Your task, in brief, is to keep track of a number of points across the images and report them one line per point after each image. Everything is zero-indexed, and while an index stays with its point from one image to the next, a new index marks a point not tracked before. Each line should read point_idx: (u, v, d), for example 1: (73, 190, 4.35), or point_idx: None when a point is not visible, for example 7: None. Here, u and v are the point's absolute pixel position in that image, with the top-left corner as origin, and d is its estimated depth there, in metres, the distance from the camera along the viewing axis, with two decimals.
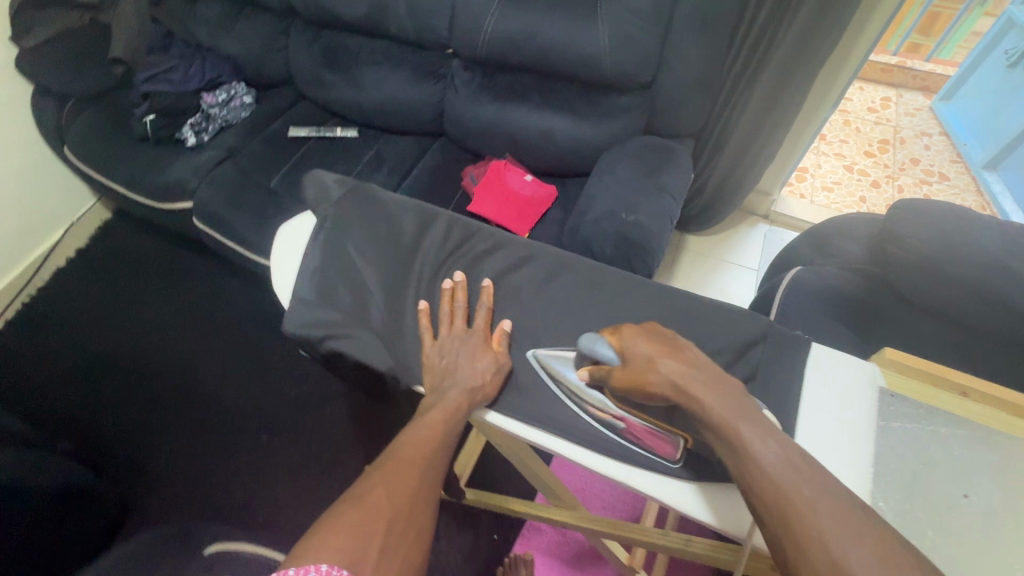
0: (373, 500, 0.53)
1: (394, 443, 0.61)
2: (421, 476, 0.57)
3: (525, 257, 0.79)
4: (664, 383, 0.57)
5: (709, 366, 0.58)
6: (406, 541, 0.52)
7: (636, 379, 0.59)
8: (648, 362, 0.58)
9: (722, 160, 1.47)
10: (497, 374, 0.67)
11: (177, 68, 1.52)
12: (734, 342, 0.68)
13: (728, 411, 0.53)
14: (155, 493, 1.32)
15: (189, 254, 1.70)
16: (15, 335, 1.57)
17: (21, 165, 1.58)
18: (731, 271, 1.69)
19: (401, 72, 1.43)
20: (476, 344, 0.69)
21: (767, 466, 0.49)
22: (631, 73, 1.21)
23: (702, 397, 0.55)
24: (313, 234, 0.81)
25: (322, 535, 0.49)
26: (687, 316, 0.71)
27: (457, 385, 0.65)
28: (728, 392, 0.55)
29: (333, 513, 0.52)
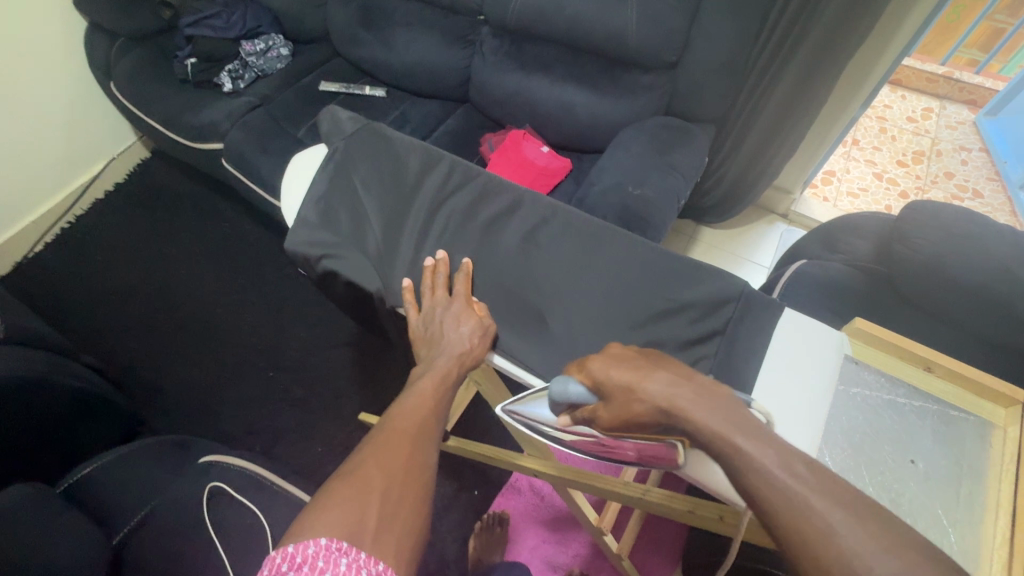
0: (367, 471, 0.50)
1: (382, 422, 0.58)
2: (415, 443, 0.55)
3: (517, 202, 0.81)
4: (654, 411, 0.50)
5: (685, 377, 0.50)
6: (406, 506, 0.49)
7: (624, 416, 0.52)
8: (629, 396, 0.51)
9: (743, 150, 1.46)
10: (481, 336, 0.69)
11: (219, 15, 1.56)
12: (711, 297, 0.71)
13: (711, 418, 0.46)
14: (166, 413, 1.40)
15: (217, 198, 1.78)
16: (51, 255, 1.67)
17: (71, 96, 1.68)
18: (741, 266, 1.68)
19: (432, 35, 1.46)
20: (459, 309, 0.71)
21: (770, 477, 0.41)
22: (655, 52, 1.21)
23: (692, 414, 0.47)
24: (325, 162, 0.86)
25: (317, 512, 0.46)
26: (667, 271, 0.73)
27: (444, 352, 0.66)
28: (716, 405, 0.47)
29: (326, 491, 0.48)
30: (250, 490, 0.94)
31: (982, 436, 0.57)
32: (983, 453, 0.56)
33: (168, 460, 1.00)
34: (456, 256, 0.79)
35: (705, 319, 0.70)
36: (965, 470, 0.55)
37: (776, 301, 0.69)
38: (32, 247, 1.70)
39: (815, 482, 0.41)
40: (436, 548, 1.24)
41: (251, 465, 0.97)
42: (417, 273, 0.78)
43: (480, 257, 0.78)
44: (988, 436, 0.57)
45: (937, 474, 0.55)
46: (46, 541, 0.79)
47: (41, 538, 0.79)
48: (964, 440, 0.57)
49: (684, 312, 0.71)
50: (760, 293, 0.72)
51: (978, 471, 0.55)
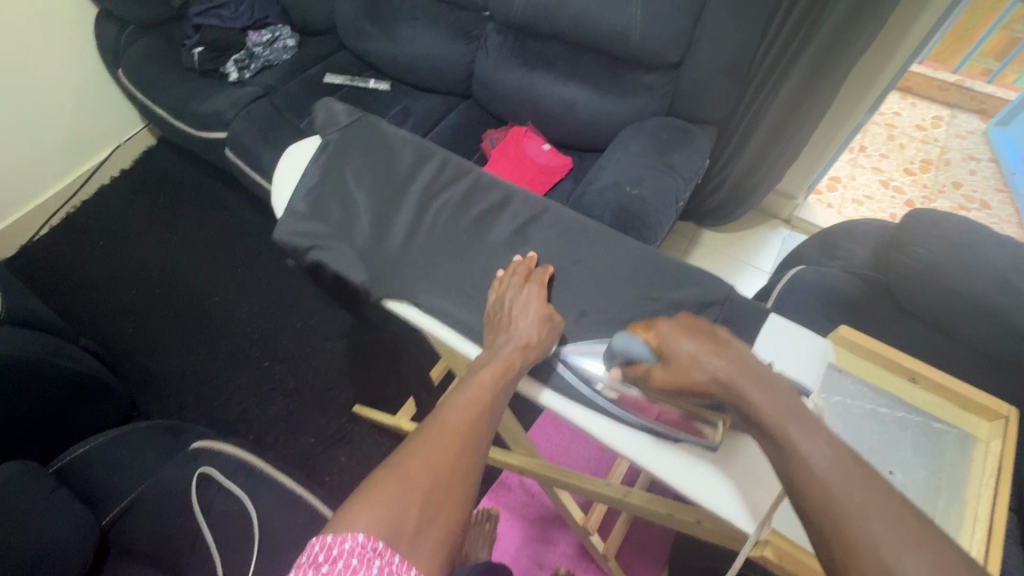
0: (411, 472, 0.51)
1: (436, 413, 0.58)
2: (467, 442, 0.55)
3: (507, 198, 0.81)
4: (713, 383, 0.52)
5: (755, 361, 0.52)
6: (446, 512, 0.51)
7: (681, 381, 0.53)
8: (693, 364, 0.53)
9: (746, 153, 1.45)
10: (547, 330, 0.66)
11: (228, 5, 1.60)
12: (694, 298, 0.71)
13: (769, 405, 0.48)
14: (161, 399, 1.41)
15: (221, 187, 1.79)
16: (55, 239, 1.69)
17: (80, 81, 1.70)
18: (742, 270, 1.67)
19: (437, 30, 1.46)
20: (531, 297, 0.67)
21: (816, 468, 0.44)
22: (658, 51, 1.20)
23: (751, 396, 0.49)
24: (317, 153, 0.86)
25: (361, 505, 0.49)
26: (654, 271, 0.73)
27: (510, 344, 0.63)
28: (779, 392, 0.49)
29: (369, 485, 0.50)
30: (239, 476, 0.95)
31: (964, 449, 0.57)
32: (964, 465, 0.56)
33: (160, 443, 1.02)
34: (447, 247, 0.77)
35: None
36: (942, 483, 0.55)
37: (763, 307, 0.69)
38: (38, 230, 1.72)
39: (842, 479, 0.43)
40: None
41: (243, 452, 0.98)
42: (402, 262, 0.76)
43: (469, 251, 0.77)
44: (971, 448, 0.57)
45: (914, 486, 0.55)
46: (37, 519, 0.81)
47: (30, 514, 0.81)
48: (944, 452, 0.57)
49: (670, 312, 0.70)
50: (745, 298, 0.71)
51: (957, 484, 0.55)
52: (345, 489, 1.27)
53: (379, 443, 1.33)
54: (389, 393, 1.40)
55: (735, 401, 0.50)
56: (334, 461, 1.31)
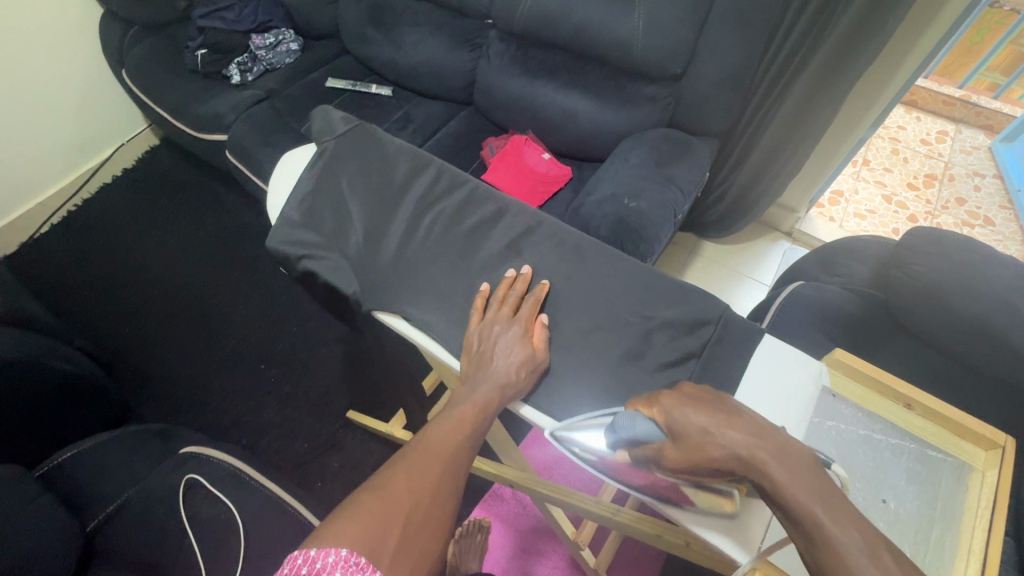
0: (394, 492, 0.52)
1: (417, 438, 0.60)
2: (446, 469, 0.56)
3: (502, 211, 0.80)
4: (732, 458, 0.47)
5: (770, 430, 0.48)
6: (425, 534, 0.51)
7: (696, 458, 0.49)
8: (708, 440, 0.48)
9: (747, 166, 1.45)
10: (526, 370, 0.65)
11: (232, 8, 1.59)
12: (689, 317, 0.69)
13: (799, 484, 0.44)
14: (154, 401, 1.41)
15: (221, 189, 1.79)
16: (55, 237, 1.70)
17: (84, 81, 1.71)
18: (743, 283, 1.66)
19: (439, 37, 1.46)
20: (516, 335, 0.66)
21: (851, 561, 0.40)
22: (660, 63, 1.20)
23: (777, 471, 0.45)
24: (313, 161, 0.85)
25: (341, 523, 0.49)
26: (649, 288, 0.72)
27: (488, 379, 0.63)
28: (806, 466, 0.45)
29: (354, 501, 0.51)
30: (228, 485, 0.94)
31: (959, 478, 0.56)
32: (959, 495, 0.54)
33: (149, 448, 1.01)
34: (440, 259, 0.77)
35: (683, 338, 0.69)
36: (936, 513, 0.54)
37: (756, 328, 0.68)
38: (37, 228, 1.73)
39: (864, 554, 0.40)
40: None
41: (231, 459, 0.98)
42: (393, 275, 0.75)
43: (461, 264, 0.76)
44: (966, 477, 0.56)
45: (906, 515, 0.54)
46: (22, 526, 0.80)
47: (16, 519, 0.80)
48: (939, 481, 0.55)
49: (663, 330, 0.69)
50: (741, 318, 0.70)
51: (952, 514, 0.53)
52: (336, 497, 1.26)
53: (371, 451, 1.32)
54: (383, 400, 1.39)
55: (761, 477, 0.46)
56: (325, 468, 1.30)
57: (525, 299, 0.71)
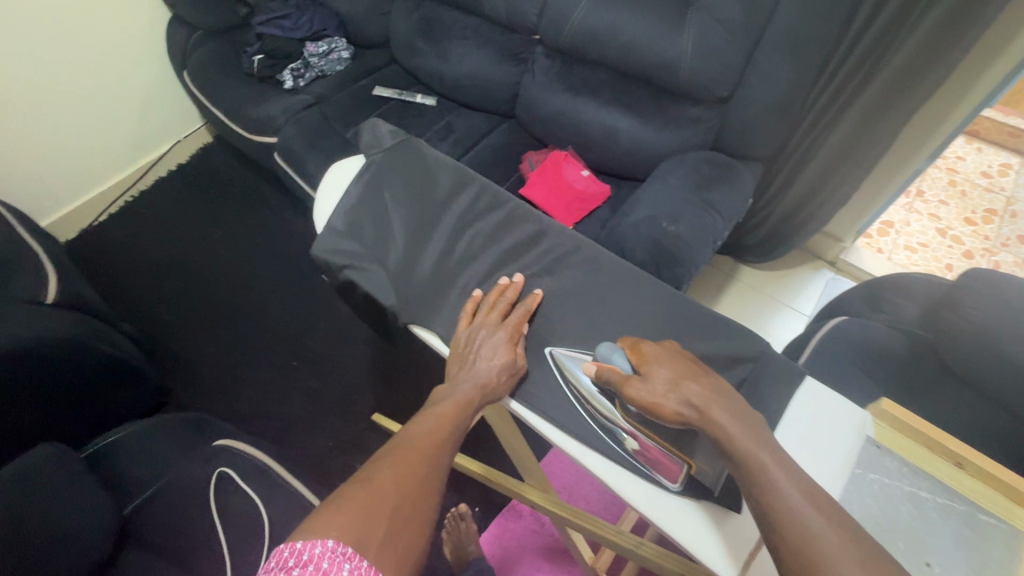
0: (380, 484, 0.52)
1: (400, 435, 0.60)
2: (432, 464, 0.57)
3: (542, 233, 0.80)
4: (686, 405, 0.57)
5: (727, 392, 0.58)
6: (412, 526, 0.51)
7: (655, 400, 0.59)
8: (670, 385, 0.59)
9: (791, 192, 1.41)
10: (507, 375, 0.67)
11: (290, 16, 1.64)
12: (726, 353, 0.67)
13: (745, 436, 0.53)
14: (191, 388, 1.46)
15: (266, 188, 1.86)
16: (112, 225, 1.80)
17: (148, 80, 1.81)
18: (779, 311, 1.61)
19: (486, 50, 1.47)
20: (502, 339, 0.69)
21: (788, 497, 0.48)
22: (706, 85, 1.18)
23: (725, 423, 0.54)
24: (359, 173, 0.86)
25: (326, 516, 0.48)
26: (685, 320, 0.71)
27: (470, 379, 0.66)
28: (750, 425, 0.55)
29: (339, 495, 0.50)
30: (255, 478, 0.96)
31: (1011, 548, 0.52)
32: (1012, 566, 0.51)
33: (183, 437, 1.04)
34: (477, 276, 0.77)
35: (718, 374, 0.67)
36: None
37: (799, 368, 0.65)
38: (97, 216, 1.83)
39: (805, 501, 0.48)
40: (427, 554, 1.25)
41: (259, 454, 1.00)
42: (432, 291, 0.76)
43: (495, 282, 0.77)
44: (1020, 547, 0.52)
45: None
46: (61, 499, 0.85)
47: (59, 498, 0.85)
48: (989, 549, 0.52)
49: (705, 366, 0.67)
50: (783, 356, 0.67)
51: None
52: None
53: None
54: (408, 405, 1.41)
55: (709, 429, 0.55)
56: (348, 468, 1.33)
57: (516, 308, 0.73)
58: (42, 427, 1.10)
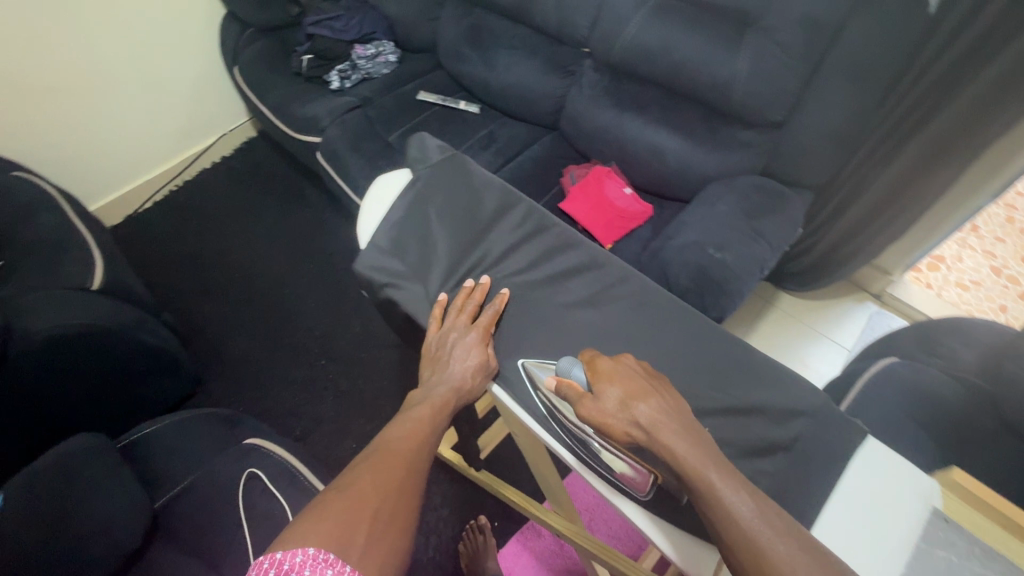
0: (358, 491, 0.57)
1: (380, 440, 0.67)
2: (408, 470, 0.62)
3: (590, 263, 0.78)
4: (635, 426, 0.58)
5: (675, 411, 0.59)
6: (391, 529, 0.55)
7: (607, 422, 0.60)
8: (619, 406, 0.59)
9: (842, 222, 1.36)
10: (480, 376, 0.71)
11: (340, 18, 1.67)
12: (781, 405, 0.64)
13: (693, 455, 0.55)
14: (223, 380, 1.49)
15: (306, 186, 1.89)
16: (157, 213, 1.85)
17: (199, 73, 1.85)
18: (818, 343, 1.55)
19: (533, 61, 1.46)
20: (473, 342, 0.71)
21: (739, 517, 0.50)
22: (760, 109, 1.15)
23: (673, 445, 0.56)
24: (406, 188, 0.85)
25: (304, 527, 0.51)
26: (737, 365, 0.68)
27: (445, 382, 0.71)
28: (698, 444, 0.56)
29: (318, 504, 0.55)
30: (282, 481, 0.97)
31: None
32: None
33: (216, 433, 1.06)
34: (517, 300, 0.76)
35: (770, 427, 0.64)
36: None
37: (858, 427, 0.63)
38: (142, 203, 1.88)
39: (761, 523, 0.50)
40: (442, 566, 1.24)
41: (289, 456, 1.02)
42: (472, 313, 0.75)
43: (535, 306, 0.75)
44: None
45: None
46: (98, 491, 0.87)
47: (96, 487, 0.87)
48: None
49: (759, 417, 0.64)
50: (840, 413, 0.65)
51: None
52: None
53: None
54: None
55: (659, 451, 0.57)
56: None
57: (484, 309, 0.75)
58: (78, 411, 1.16)
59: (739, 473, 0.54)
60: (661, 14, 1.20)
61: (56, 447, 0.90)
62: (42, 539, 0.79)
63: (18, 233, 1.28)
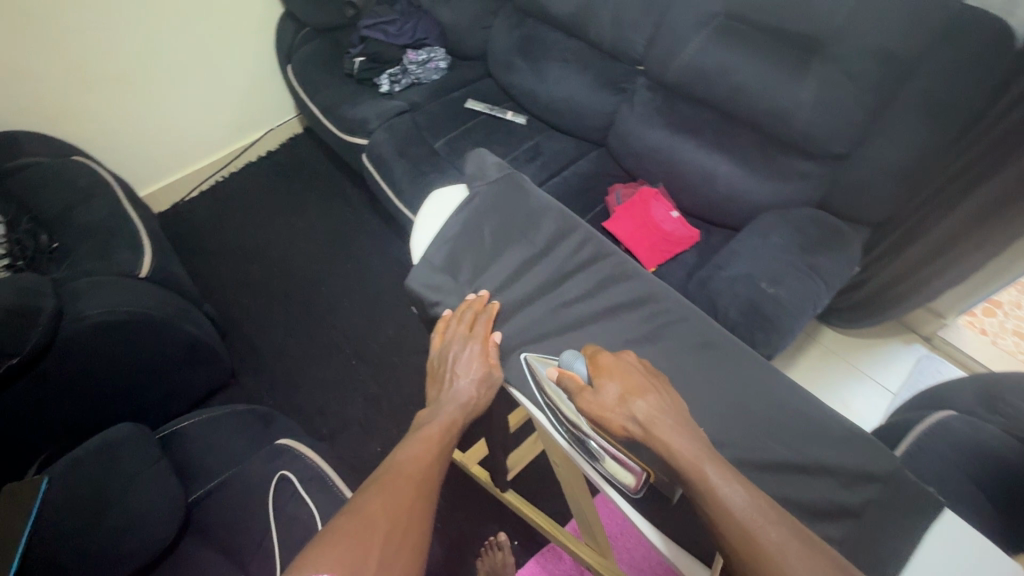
0: (369, 513, 0.60)
1: (389, 462, 0.68)
2: (419, 487, 0.64)
3: (647, 297, 0.76)
4: (632, 421, 0.61)
5: (672, 409, 0.62)
6: (405, 549, 0.58)
7: (604, 415, 0.63)
8: (618, 400, 0.62)
9: (898, 261, 1.30)
10: (485, 386, 0.72)
11: (395, 22, 1.66)
12: (850, 468, 0.61)
13: (685, 448, 0.57)
14: (256, 373, 1.51)
15: (349, 186, 1.91)
16: (202, 203, 1.89)
17: (252, 70, 1.89)
18: (861, 382, 1.49)
19: (585, 76, 1.44)
20: (474, 353, 0.72)
21: (730, 504, 0.53)
22: (822, 141, 1.11)
23: (667, 439, 0.58)
24: (462, 205, 0.84)
25: (317, 553, 0.54)
26: (803, 420, 0.65)
27: (452, 401, 0.72)
28: (691, 438, 0.59)
29: (332, 528, 0.58)
30: (312, 485, 0.97)
31: None
32: None
33: (251, 430, 1.07)
34: (572, 328, 0.74)
35: (838, 489, 0.61)
36: None
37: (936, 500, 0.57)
38: (189, 192, 1.93)
39: (754, 513, 0.52)
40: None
41: (319, 461, 1.02)
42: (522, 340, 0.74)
43: (589, 335, 0.74)
44: None
45: None
46: (139, 482, 0.88)
47: (137, 477, 0.89)
48: None
49: (826, 478, 0.61)
50: (914, 482, 0.60)
51: None
52: None
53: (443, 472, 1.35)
54: None
55: (653, 445, 0.59)
56: None
57: (481, 318, 0.75)
58: (119, 398, 1.18)
59: (732, 468, 0.57)
60: (723, 36, 1.17)
61: (97, 435, 0.94)
62: (85, 525, 0.81)
63: (74, 217, 1.32)
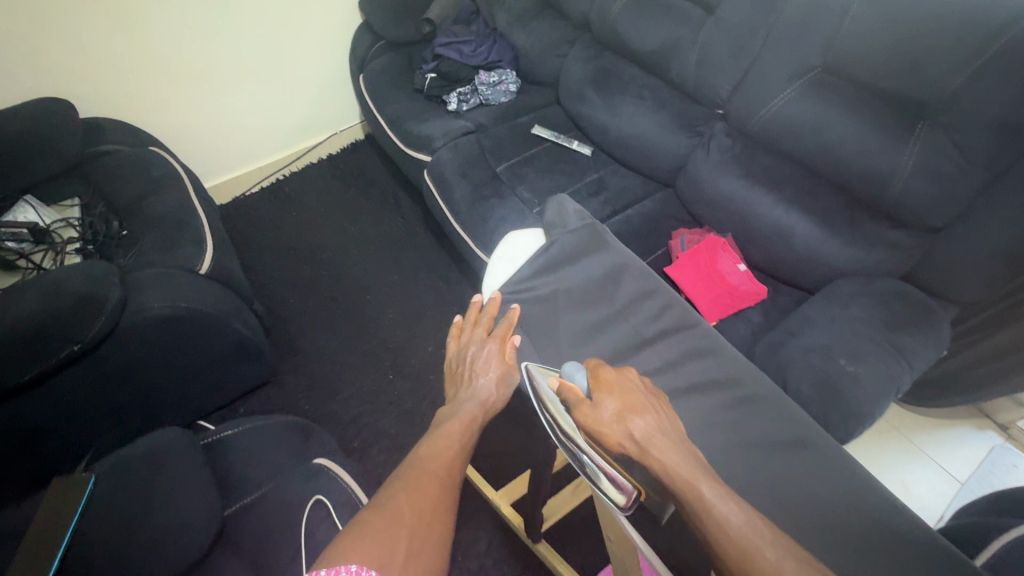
0: (395, 506, 0.58)
1: (411, 458, 0.66)
2: (441, 487, 0.62)
3: (733, 379, 0.78)
4: (630, 439, 0.58)
5: (670, 430, 0.60)
6: (431, 546, 0.55)
7: (603, 430, 0.59)
8: (615, 416, 0.60)
9: (984, 344, 1.20)
10: (503, 385, 0.78)
11: (469, 43, 1.68)
12: None
13: (681, 464, 0.55)
14: (295, 376, 1.51)
15: (405, 198, 1.93)
16: (261, 200, 1.92)
17: (326, 76, 1.94)
18: (925, 466, 1.38)
19: (660, 115, 1.40)
20: (492, 352, 0.81)
21: (728, 523, 0.50)
22: (917, 212, 1.04)
23: (663, 457, 0.55)
24: (539, 252, 0.91)
25: (344, 547, 0.51)
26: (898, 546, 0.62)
27: (472, 399, 0.76)
28: (687, 456, 0.56)
29: (359, 525, 0.55)
30: (346, 512, 0.94)
31: None
32: None
33: (291, 444, 1.06)
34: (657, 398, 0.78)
35: None
36: None
37: None
38: (249, 187, 1.97)
39: (755, 538, 0.50)
40: None
41: (354, 486, 1.00)
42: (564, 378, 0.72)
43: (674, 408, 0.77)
44: None
45: None
46: (180, 491, 0.88)
47: (179, 487, 0.88)
48: None
49: None
50: None
51: None
52: None
53: (471, 505, 1.31)
54: (494, 455, 1.35)
55: (648, 464, 0.56)
56: None
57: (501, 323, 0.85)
58: (164, 390, 1.20)
59: (729, 489, 0.55)
60: (818, 90, 1.12)
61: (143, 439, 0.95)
62: (124, 533, 0.80)
63: (146, 207, 1.36)
